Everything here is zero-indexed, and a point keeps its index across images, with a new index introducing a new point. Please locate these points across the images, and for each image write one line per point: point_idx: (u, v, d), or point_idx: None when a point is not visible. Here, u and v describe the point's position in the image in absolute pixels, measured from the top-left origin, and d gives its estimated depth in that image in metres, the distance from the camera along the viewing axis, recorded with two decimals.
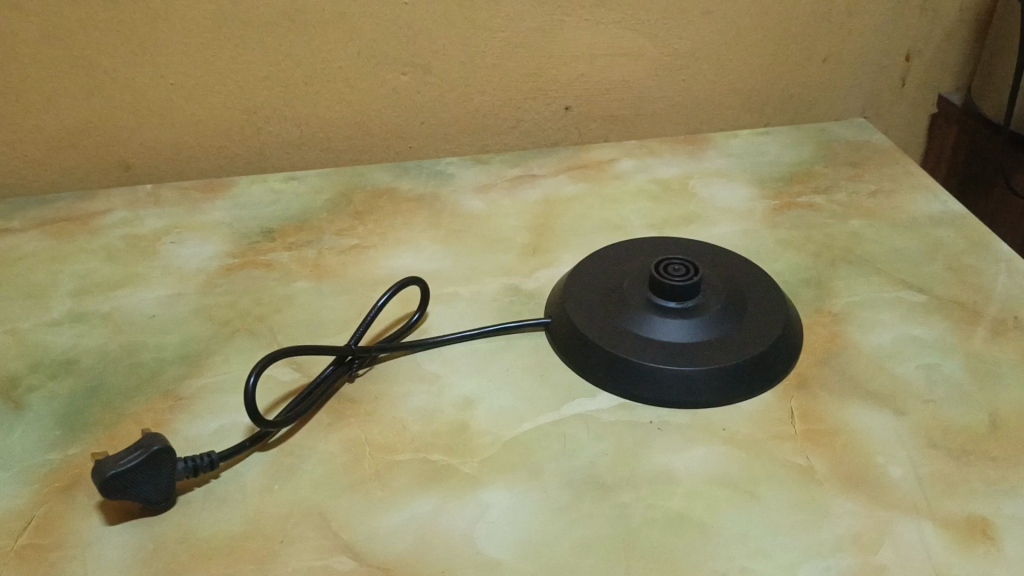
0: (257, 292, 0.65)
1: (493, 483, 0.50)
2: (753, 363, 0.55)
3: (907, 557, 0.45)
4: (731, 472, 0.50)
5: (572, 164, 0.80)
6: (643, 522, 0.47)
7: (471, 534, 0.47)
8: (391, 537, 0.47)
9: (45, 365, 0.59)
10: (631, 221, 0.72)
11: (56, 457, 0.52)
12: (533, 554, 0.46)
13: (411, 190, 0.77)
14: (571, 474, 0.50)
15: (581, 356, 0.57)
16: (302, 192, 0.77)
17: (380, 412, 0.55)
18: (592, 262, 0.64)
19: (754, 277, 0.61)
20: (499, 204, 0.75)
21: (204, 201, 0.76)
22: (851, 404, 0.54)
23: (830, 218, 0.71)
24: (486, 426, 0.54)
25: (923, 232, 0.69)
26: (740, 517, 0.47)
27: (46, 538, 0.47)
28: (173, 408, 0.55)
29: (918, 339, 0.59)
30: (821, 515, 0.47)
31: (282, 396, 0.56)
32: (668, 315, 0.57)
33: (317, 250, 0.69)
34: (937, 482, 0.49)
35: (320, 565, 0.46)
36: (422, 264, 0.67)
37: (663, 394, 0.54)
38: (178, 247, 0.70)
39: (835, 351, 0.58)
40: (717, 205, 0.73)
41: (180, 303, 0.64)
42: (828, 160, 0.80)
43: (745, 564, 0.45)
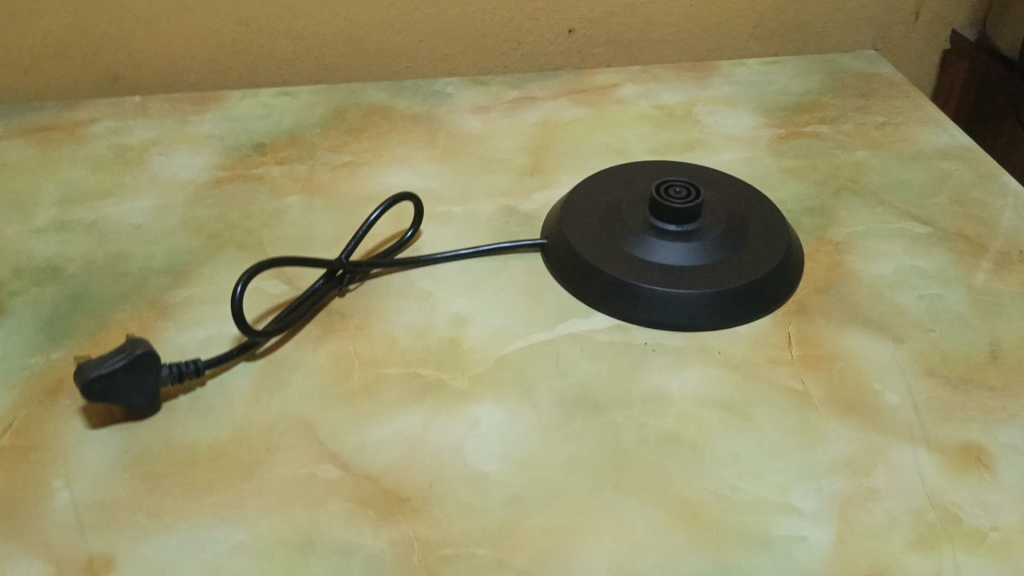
0: (247, 205, 0.63)
1: (483, 399, 0.49)
2: (754, 287, 0.54)
3: (900, 482, 0.45)
4: (726, 394, 0.49)
5: (573, 88, 0.78)
6: (635, 440, 0.47)
7: (460, 447, 0.46)
8: (379, 448, 0.46)
9: (28, 271, 0.58)
10: (632, 146, 0.70)
11: (38, 362, 0.51)
12: (522, 468, 0.45)
13: (407, 109, 0.75)
14: (563, 392, 0.49)
15: (578, 278, 0.56)
16: (295, 107, 0.75)
17: (370, 326, 0.54)
18: (590, 184, 0.62)
19: (756, 203, 0.60)
20: (497, 125, 0.73)
21: (194, 114, 0.74)
22: (850, 332, 0.53)
23: (836, 149, 0.70)
24: (478, 343, 0.53)
25: (930, 165, 0.68)
26: (733, 439, 0.47)
27: (27, 441, 0.47)
28: (158, 317, 0.54)
29: (921, 270, 0.58)
30: (815, 438, 0.47)
31: (271, 308, 0.54)
32: (668, 238, 0.55)
33: (309, 165, 0.68)
34: (934, 409, 0.48)
35: (307, 473, 0.45)
36: (416, 182, 0.66)
37: (660, 317, 0.53)
38: (167, 159, 0.68)
39: (836, 279, 0.57)
40: (721, 132, 0.72)
41: (168, 213, 0.63)
42: (837, 92, 0.77)
43: (736, 484, 0.44)
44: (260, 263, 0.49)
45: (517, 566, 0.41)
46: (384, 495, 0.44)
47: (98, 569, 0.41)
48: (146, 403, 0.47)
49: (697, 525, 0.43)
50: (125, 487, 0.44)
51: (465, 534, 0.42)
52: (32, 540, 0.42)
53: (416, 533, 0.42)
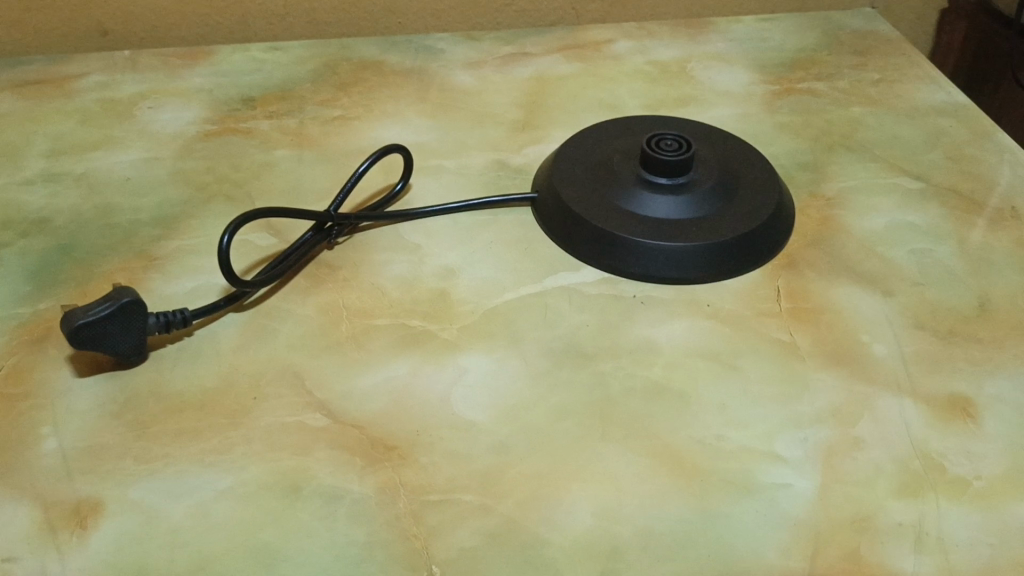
0: (237, 158, 0.63)
1: (472, 349, 0.49)
2: (744, 241, 0.53)
3: (886, 431, 0.45)
4: (714, 345, 0.49)
5: (567, 43, 0.77)
6: (622, 390, 0.47)
7: (447, 396, 0.46)
8: (366, 397, 0.46)
9: (16, 222, 0.57)
10: (625, 101, 0.69)
11: (26, 311, 0.51)
12: (509, 417, 0.45)
13: (399, 64, 0.74)
14: (551, 343, 0.49)
15: (568, 231, 0.56)
16: (285, 62, 0.74)
17: (359, 278, 0.54)
18: (582, 138, 0.61)
19: (748, 157, 0.59)
20: (490, 80, 0.72)
21: (184, 68, 0.73)
22: (840, 285, 0.53)
23: (831, 105, 0.69)
24: (467, 295, 0.53)
25: (925, 122, 0.67)
26: (720, 389, 0.47)
27: (15, 388, 0.47)
28: (147, 268, 0.54)
29: (913, 225, 0.58)
30: (802, 389, 0.47)
31: (259, 260, 0.54)
32: (659, 191, 0.55)
33: (299, 119, 0.67)
34: (922, 361, 0.48)
35: (294, 420, 0.45)
36: (407, 136, 0.65)
37: (649, 270, 0.53)
38: (156, 112, 0.68)
39: (827, 233, 0.57)
40: (715, 88, 0.71)
41: (156, 166, 0.62)
42: (833, 49, 0.77)
43: (722, 432, 0.45)
44: (247, 213, 0.49)
45: (503, 511, 0.41)
46: (371, 442, 0.44)
47: (86, 513, 0.41)
48: (134, 351, 0.47)
49: (682, 472, 0.43)
50: (113, 433, 0.44)
51: (451, 480, 0.42)
52: (20, 484, 0.42)
53: (403, 479, 0.42)
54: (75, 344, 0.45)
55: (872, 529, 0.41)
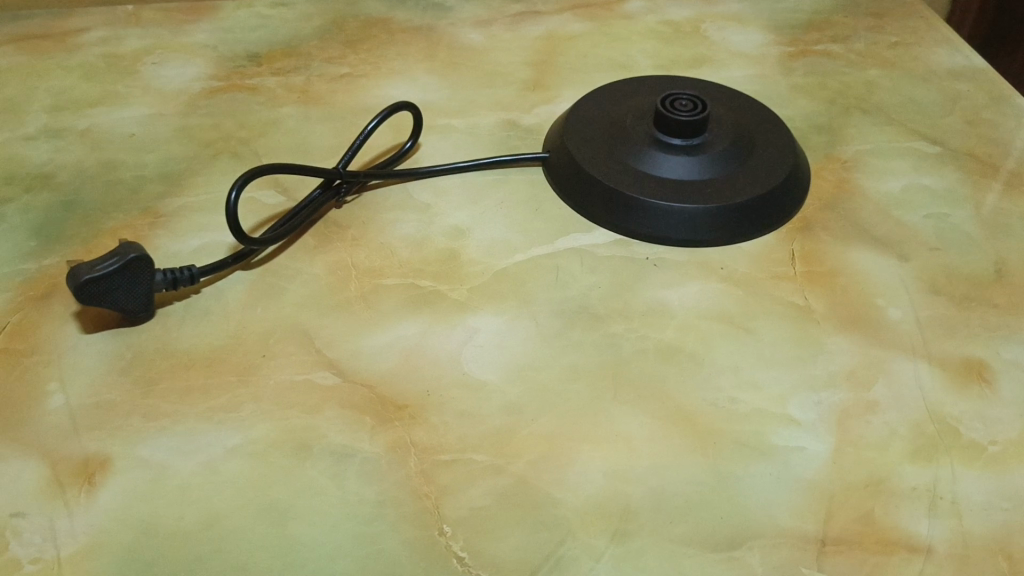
0: (243, 114, 0.62)
1: (482, 310, 0.49)
2: (759, 203, 0.53)
3: (900, 395, 0.44)
4: (727, 308, 0.49)
5: (578, 2, 0.75)
6: (634, 351, 0.46)
7: (458, 356, 0.46)
8: (375, 356, 0.46)
9: (19, 178, 0.56)
10: (637, 62, 0.68)
11: (31, 267, 0.50)
12: (520, 377, 0.45)
13: (407, 21, 0.73)
14: (562, 304, 0.49)
15: (579, 192, 0.55)
16: (291, 18, 0.73)
17: (368, 237, 0.53)
18: (594, 97, 0.60)
19: (763, 119, 0.58)
20: (499, 39, 0.71)
21: (187, 23, 0.72)
22: (855, 248, 0.52)
23: (846, 67, 0.68)
24: (477, 255, 0.52)
25: (942, 85, 0.66)
26: (733, 351, 0.46)
27: (20, 344, 0.46)
28: (152, 225, 0.53)
29: (929, 189, 0.57)
30: (816, 352, 0.46)
31: (267, 218, 0.53)
32: (672, 152, 0.54)
33: (306, 76, 0.66)
34: (937, 326, 0.48)
35: (303, 379, 0.45)
36: (416, 95, 0.64)
37: (662, 231, 0.52)
38: (160, 68, 0.67)
39: (842, 197, 0.56)
40: (729, 48, 0.70)
41: (161, 122, 0.61)
42: (849, 10, 0.75)
43: (735, 395, 0.44)
44: (254, 169, 0.48)
45: (514, 471, 0.41)
46: (380, 401, 0.44)
47: (94, 469, 0.41)
48: (140, 308, 0.46)
49: (695, 433, 0.42)
50: (119, 390, 0.44)
51: (462, 440, 0.42)
52: (27, 440, 0.42)
53: (413, 438, 0.42)
54: (82, 300, 0.44)
55: (886, 492, 0.40)
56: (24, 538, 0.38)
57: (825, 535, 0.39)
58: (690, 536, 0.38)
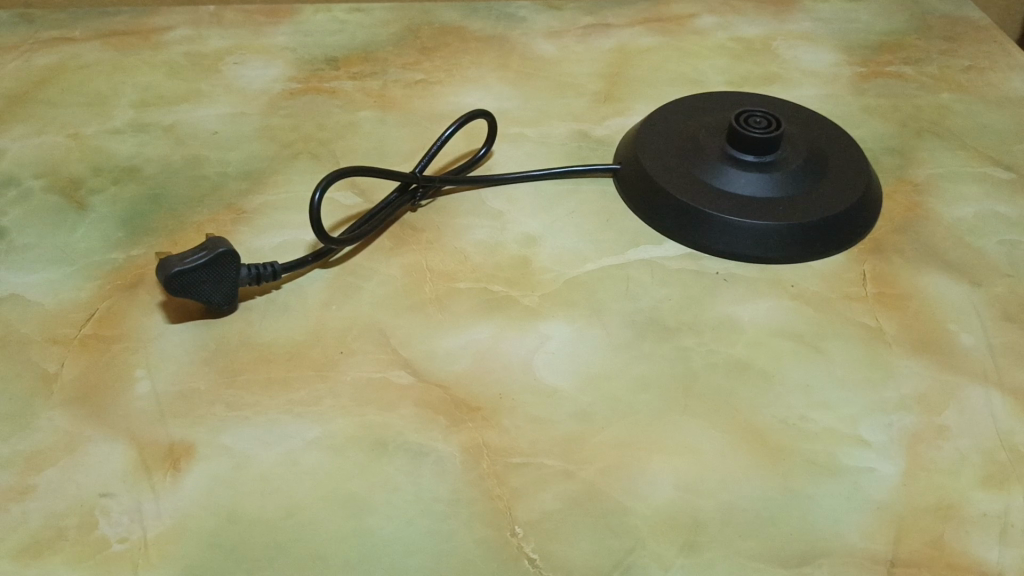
0: (321, 117, 0.63)
1: (554, 316, 0.49)
2: (832, 222, 0.53)
3: (973, 421, 0.44)
4: (797, 326, 0.49)
5: (649, 16, 0.76)
6: (704, 365, 0.47)
7: (530, 361, 0.47)
8: (449, 357, 0.47)
9: (108, 170, 0.59)
10: (708, 77, 0.69)
11: (119, 256, 0.52)
12: (591, 385, 0.46)
13: (479, 30, 0.74)
14: (633, 315, 0.50)
15: (650, 205, 0.55)
16: (367, 23, 0.74)
17: (442, 241, 0.54)
18: (665, 111, 0.61)
19: (836, 139, 0.58)
20: (571, 50, 0.72)
21: (268, 25, 0.74)
22: (926, 272, 0.52)
23: (919, 89, 0.68)
24: (549, 263, 0.53)
25: (1017, 111, 0.66)
26: (803, 369, 0.47)
27: (109, 330, 0.48)
28: (235, 221, 0.55)
29: (1003, 215, 0.57)
30: (887, 374, 0.46)
31: (344, 219, 0.55)
32: (744, 168, 0.54)
33: (381, 81, 0.67)
34: (1011, 354, 0.48)
35: (379, 376, 0.46)
36: (488, 103, 0.65)
37: (733, 247, 0.53)
38: (241, 68, 0.68)
39: (914, 219, 0.56)
40: (801, 67, 0.70)
41: (242, 121, 0.63)
42: (921, 33, 0.75)
43: (805, 413, 0.45)
44: (337, 170, 0.49)
45: (585, 478, 0.41)
46: (454, 402, 0.45)
47: (179, 454, 0.42)
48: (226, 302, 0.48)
49: (764, 450, 0.43)
50: (204, 379, 0.45)
51: (534, 444, 0.43)
52: (115, 423, 0.43)
53: (486, 439, 0.43)
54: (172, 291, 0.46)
55: (956, 518, 0.40)
56: (112, 518, 0.39)
57: (894, 557, 0.39)
58: (759, 551, 0.39)
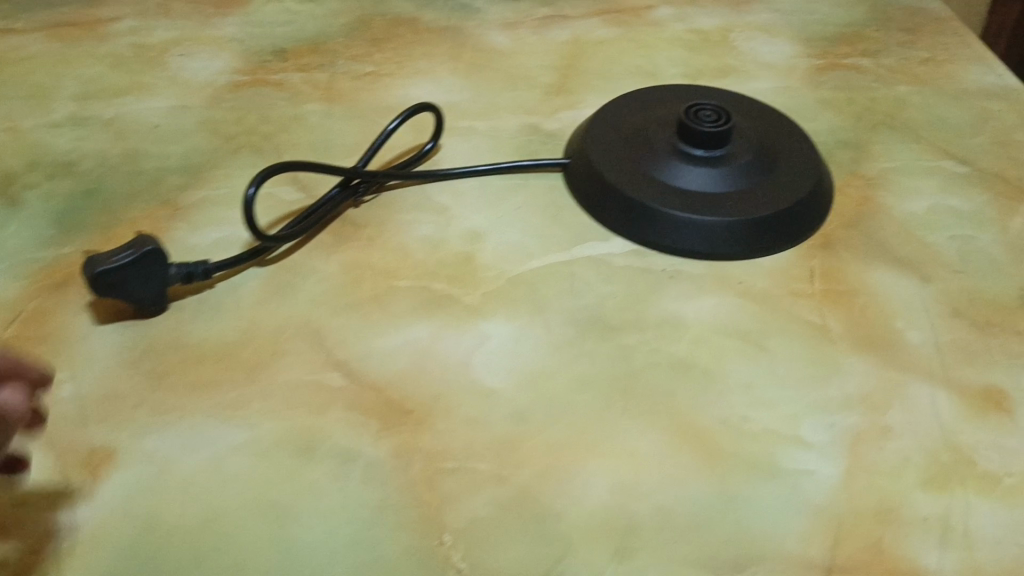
0: (266, 109, 0.62)
1: (495, 315, 0.48)
2: (781, 217, 0.52)
3: (917, 420, 0.43)
4: (743, 323, 0.48)
5: (607, 7, 0.75)
6: (646, 365, 0.46)
7: (468, 361, 0.46)
8: (385, 358, 0.46)
9: (43, 165, 0.57)
10: (664, 70, 0.68)
11: (50, 255, 0.50)
12: (529, 385, 0.45)
13: (433, 21, 0.72)
14: (575, 313, 0.48)
15: (598, 200, 0.54)
16: (318, 14, 0.73)
17: (383, 237, 0.53)
18: (615, 104, 0.60)
19: (788, 133, 0.57)
20: (526, 41, 0.70)
21: (216, 15, 0.72)
22: (875, 267, 0.51)
23: (876, 82, 0.67)
24: (492, 260, 0.52)
25: (973, 104, 0.65)
26: (747, 368, 0.46)
27: (34, 331, 0.46)
28: (171, 217, 0.53)
29: (955, 210, 0.56)
30: (831, 372, 0.46)
31: (284, 215, 0.53)
32: (693, 162, 0.53)
33: (330, 73, 0.66)
34: (958, 351, 0.47)
35: (311, 378, 0.44)
36: (438, 96, 0.64)
37: (681, 243, 0.51)
38: (186, 60, 0.67)
39: (865, 214, 0.55)
40: (758, 59, 0.69)
41: (185, 114, 0.61)
42: (881, 24, 0.74)
43: (746, 413, 0.44)
44: (270, 167, 0.48)
45: (518, 482, 0.40)
46: (387, 404, 0.43)
47: (99, 460, 0.41)
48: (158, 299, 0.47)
49: (704, 451, 0.42)
50: (129, 382, 0.44)
51: (468, 447, 0.42)
52: None
53: (419, 443, 0.42)
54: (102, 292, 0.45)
55: (896, 520, 0.39)
56: None
57: (831, 562, 0.38)
58: (693, 557, 0.38)
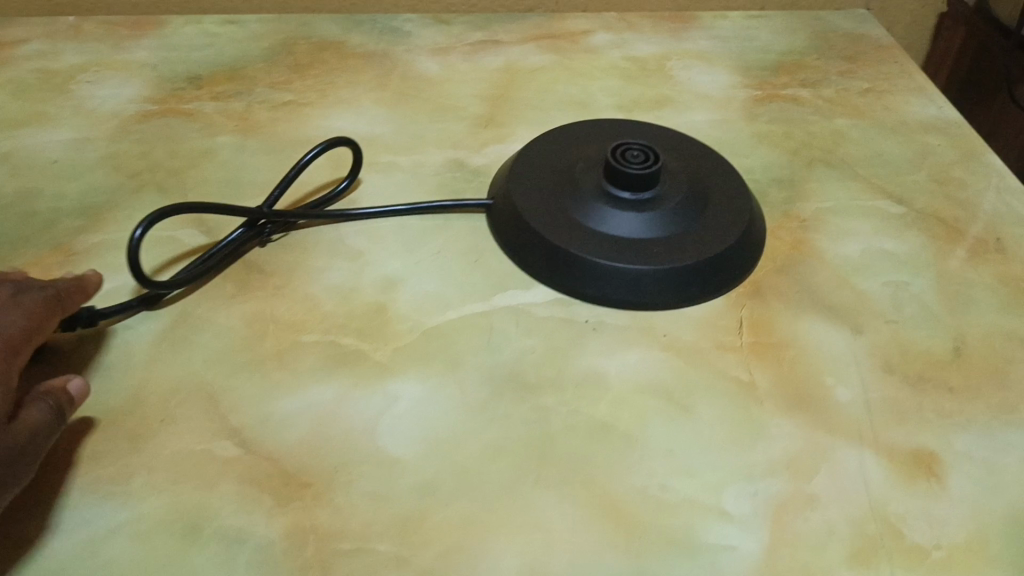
0: (175, 143, 0.58)
1: (405, 373, 0.45)
2: (709, 264, 0.50)
3: (843, 488, 0.42)
4: (667, 381, 0.46)
5: (542, 33, 0.72)
6: (563, 428, 0.43)
7: (373, 426, 0.43)
8: (284, 424, 0.43)
9: None
10: (598, 100, 0.65)
11: None
12: (438, 452, 0.42)
13: (360, 46, 0.69)
14: (491, 370, 0.46)
15: (521, 245, 0.52)
16: (239, 37, 0.69)
17: (291, 286, 0.50)
18: (543, 141, 0.57)
19: (720, 172, 0.55)
20: (456, 68, 0.68)
21: (130, 38, 0.68)
22: (806, 318, 0.50)
23: (814, 114, 0.65)
24: (406, 310, 0.49)
25: (912, 139, 0.63)
26: (669, 431, 0.43)
27: None
28: (62, 265, 0.49)
29: (890, 253, 0.54)
30: (756, 435, 0.43)
31: (182, 254, 0.51)
32: (620, 206, 0.51)
33: (246, 102, 0.63)
34: (888, 410, 0.45)
35: (202, 448, 0.41)
36: (360, 128, 0.61)
37: (606, 292, 0.49)
38: (94, 87, 0.63)
39: (798, 259, 0.53)
40: (695, 90, 0.67)
41: (87, 148, 0.58)
42: (821, 52, 0.72)
43: (665, 482, 0.41)
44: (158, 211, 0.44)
45: (419, 564, 0.38)
46: (283, 476, 0.40)
47: None
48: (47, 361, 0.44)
49: (619, 525, 0.40)
50: None
51: (367, 525, 0.39)
52: None
53: (314, 521, 0.39)
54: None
55: None
56: None
57: None
58: None
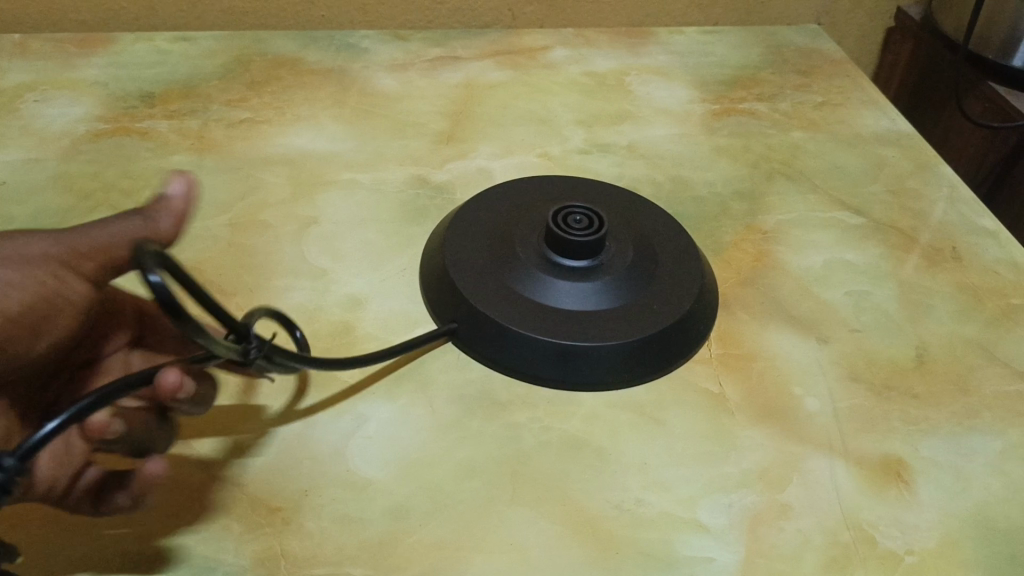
0: (129, 163, 0.57)
1: (374, 394, 0.45)
2: (671, 332, 0.46)
3: (816, 497, 0.42)
4: (638, 395, 0.46)
5: (500, 48, 0.72)
6: (536, 446, 0.43)
7: (343, 448, 0.42)
8: (251, 450, 0.41)
9: None
10: (559, 116, 0.65)
11: None
12: (409, 474, 0.41)
13: (317, 62, 0.69)
14: (461, 388, 0.45)
15: (466, 327, 0.47)
16: (192, 54, 0.68)
17: (253, 306, 0.49)
18: (469, 209, 0.53)
19: (658, 224, 0.53)
20: (415, 84, 0.67)
21: (78, 56, 0.67)
22: (773, 328, 0.50)
23: (771, 128, 0.66)
24: (373, 329, 0.48)
25: (867, 150, 0.65)
26: (642, 445, 0.43)
27: None
28: None
29: (850, 264, 0.55)
30: (729, 447, 0.43)
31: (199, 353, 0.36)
32: (567, 276, 0.47)
33: (201, 120, 0.61)
34: (855, 418, 0.45)
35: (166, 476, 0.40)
36: (320, 145, 0.60)
37: (564, 374, 0.45)
38: (41, 106, 0.61)
39: (761, 271, 0.54)
40: (654, 105, 0.67)
41: (36, 168, 0.56)
42: (775, 67, 0.74)
43: (641, 496, 0.41)
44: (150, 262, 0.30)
45: None
46: (251, 502, 0.39)
47: None
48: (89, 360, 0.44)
49: (596, 541, 0.39)
50: None
51: (340, 550, 0.38)
52: None
53: (285, 547, 0.38)
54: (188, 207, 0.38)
55: None
56: None
57: None
58: None
